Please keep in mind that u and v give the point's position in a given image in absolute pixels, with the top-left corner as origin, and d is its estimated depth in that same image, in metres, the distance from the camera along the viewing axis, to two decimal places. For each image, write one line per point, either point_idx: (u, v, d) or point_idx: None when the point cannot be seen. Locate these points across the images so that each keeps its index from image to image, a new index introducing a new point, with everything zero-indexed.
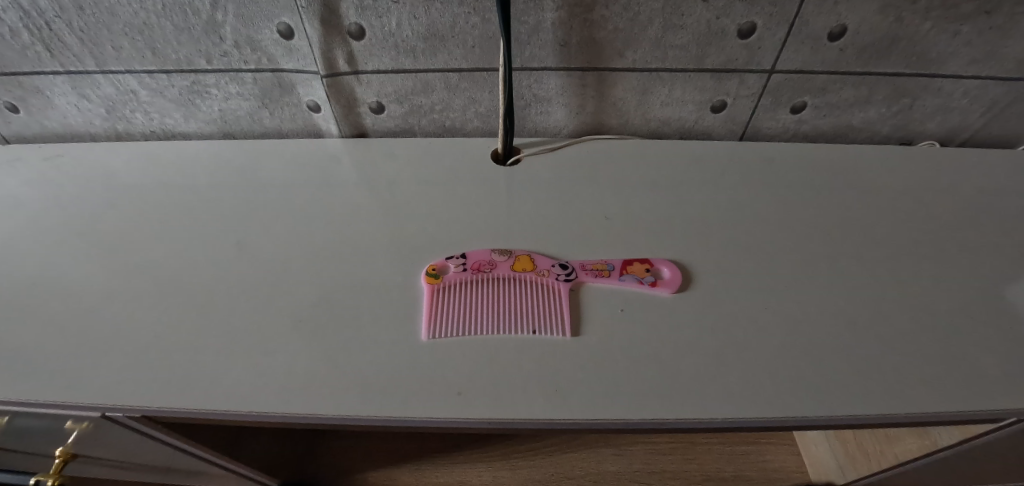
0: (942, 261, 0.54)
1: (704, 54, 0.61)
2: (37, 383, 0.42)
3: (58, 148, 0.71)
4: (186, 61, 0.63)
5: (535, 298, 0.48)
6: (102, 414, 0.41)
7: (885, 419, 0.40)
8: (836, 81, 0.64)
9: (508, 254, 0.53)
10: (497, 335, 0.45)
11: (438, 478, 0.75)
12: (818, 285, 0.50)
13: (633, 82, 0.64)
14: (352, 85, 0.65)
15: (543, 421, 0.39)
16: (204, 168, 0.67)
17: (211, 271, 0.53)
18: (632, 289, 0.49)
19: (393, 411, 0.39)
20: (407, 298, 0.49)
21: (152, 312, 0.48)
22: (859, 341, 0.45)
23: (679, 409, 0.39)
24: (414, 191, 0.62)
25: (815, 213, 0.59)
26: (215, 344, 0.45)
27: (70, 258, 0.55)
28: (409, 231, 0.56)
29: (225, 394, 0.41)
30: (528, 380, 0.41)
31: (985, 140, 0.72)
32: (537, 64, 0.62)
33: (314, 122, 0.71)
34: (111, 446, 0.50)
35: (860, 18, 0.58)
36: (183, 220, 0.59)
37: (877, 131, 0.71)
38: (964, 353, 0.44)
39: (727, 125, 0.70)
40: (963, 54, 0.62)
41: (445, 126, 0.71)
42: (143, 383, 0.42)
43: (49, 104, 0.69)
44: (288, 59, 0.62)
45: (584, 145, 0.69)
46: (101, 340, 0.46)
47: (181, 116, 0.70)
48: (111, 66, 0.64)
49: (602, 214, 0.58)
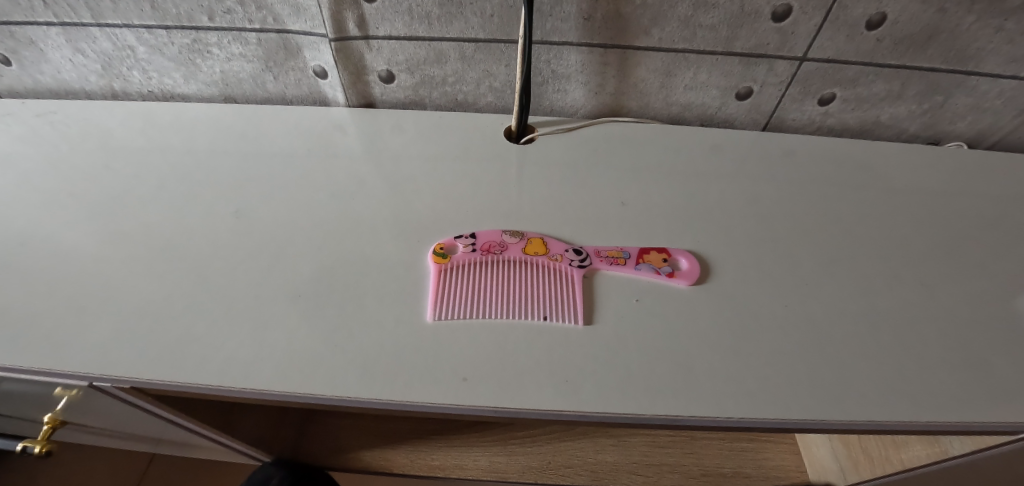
0: (968, 266, 0.52)
1: (734, 37, 0.58)
2: (21, 348, 0.40)
3: (51, 105, 0.68)
4: (187, 17, 0.60)
5: (548, 284, 0.46)
6: (90, 384, 0.40)
7: (904, 426, 0.39)
8: (869, 73, 0.62)
9: (520, 236, 0.50)
10: (505, 320, 0.43)
11: (433, 460, 0.71)
12: (838, 284, 0.49)
13: (657, 63, 0.61)
14: (361, 52, 0.62)
15: (551, 412, 0.37)
16: (205, 132, 0.64)
17: (209, 240, 0.50)
18: (648, 279, 0.48)
19: (395, 393, 0.38)
20: (414, 277, 0.47)
21: (144, 278, 0.46)
22: (879, 344, 0.43)
23: (693, 406, 0.38)
24: (422, 166, 0.59)
25: (838, 209, 0.57)
26: (210, 315, 0.43)
27: (59, 220, 0.52)
28: (417, 208, 0.54)
29: (221, 368, 0.39)
30: (538, 369, 0.39)
31: (1014, 145, 0.70)
32: (558, 38, 0.59)
33: (320, 89, 0.68)
34: (99, 415, 0.49)
35: (902, 7, 0.55)
36: (179, 185, 0.57)
37: (905, 128, 0.68)
38: (986, 362, 0.43)
39: (750, 114, 0.67)
40: (1002, 51, 0.59)
41: (457, 100, 0.68)
42: (132, 354, 0.40)
43: (43, 57, 0.66)
44: (295, 20, 0.59)
45: (602, 127, 0.66)
46: (90, 307, 0.44)
47: (181, 77, 0.67)
48: (108, 19, 0.61)
49: (617, 200, 0.56)
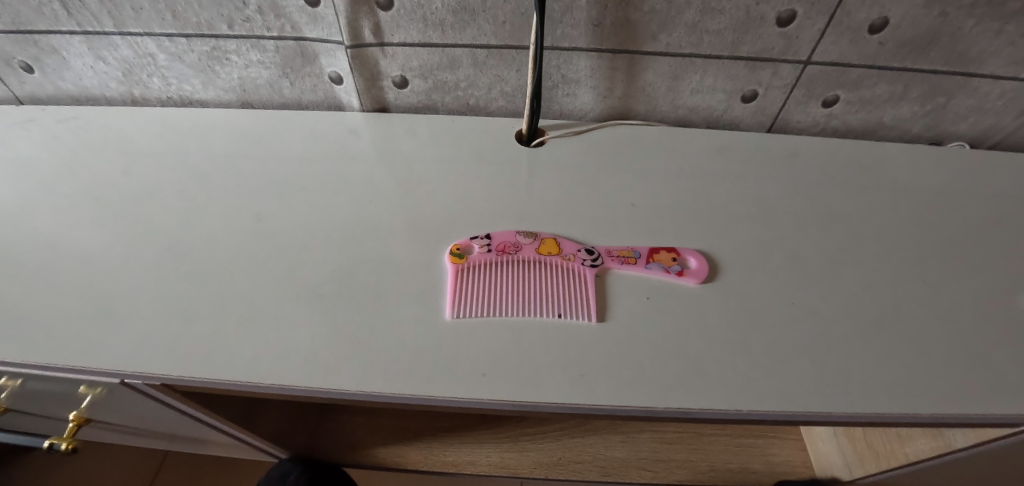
0: (971, 264, 0.53)
1: (740, 41, 0.60)
2: (55, 347, 0.42)
3: (72, 111, 0.70)
4: (207, 25, 0.61)
5: (562, 283, 0.48)
6: (122, 381, 0.41)
7: (908, 419, 0.40)
8: (872, 75, 0.63)
9: (533, 237, 0.52)
10: (521, 318, 0.44)
11: (445, 457, 0.72)
12: (843, 282, 0.50)
13: (664, 67, 0.63)
14: (376, 58, 0.64)
15: (567, 406, 0.39)
16: (223, 136, 0.66)
17: (230, 242, 0.52)
18: (658, 278, 0.49)
19: (416, 388, 0.39)
20: (431, 277, 0.48)
21: (170, 279, 0.48)
22: (884, 340, 0.45)
23: (704, 399, 0.39)
24: (436, 169, 0.61)
25: (843, 209, 0.58)
26: (235, 314, 0.45)
27: (85, 225, 0.54)
28: (432, 210, 0.55)
29: (247, 365, 0.41)
30: (554, 365, 0.41)
31: (1017, 145, 0.71)
32: (568, 44, 0.61)
33: (335, 94, 0.69)
34: (124, 412, 0.50)
35: (904, 11, 0.56)
36: (199, 189, 0.58)
37: (908, 129, 0.70)
38: (988, 357, 0.44)
39: (756, 116, 0.69)
40: (1004, 54, 0.60)
41: (469, 104, 0.69)
42: (161, 352, 0.42)
43: (65, 65, 0.68)
44: (313, 28, 0.61)
45: (610, 129, 0.67)
46: (119, 307, 0.45)
47: (200, 83, 0.69)
48: (130, 27, 0.63)
49: (627, 201, 0.57)
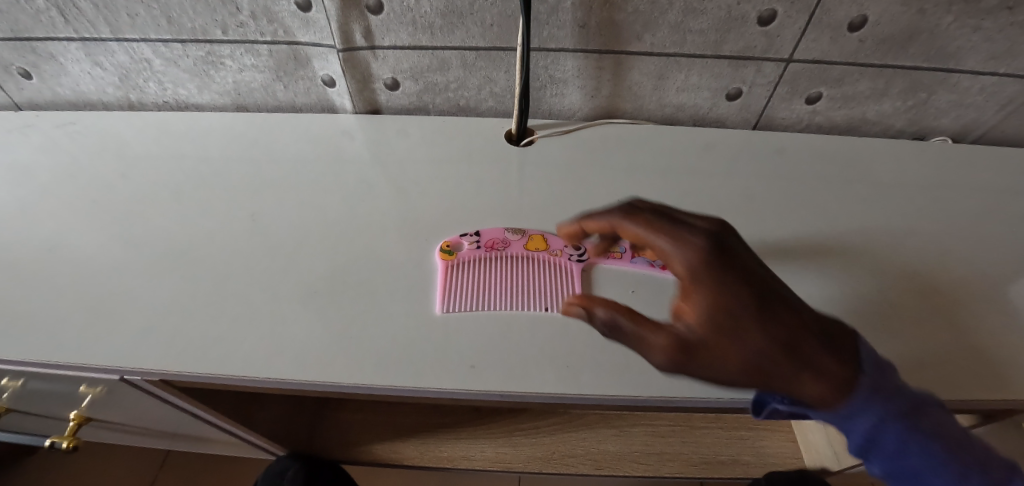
0: (950, 256, 0.54)
1: (723, 40, 0.61)
2: (56, 346, 0.43)
3: (70, 116, 0.71)
4: (201, 30, 0.63)
5: (549, 278, 0.49)
6: (121, 378, 0.43)
7: None
8: (853, 72, 0.64)
9: (522, 233, 0.53)
10: (509, 311, 0.45)
11: (441, 452, 0.73)
12: (825, 274, 0.51)
13: (650, 66, 0.64)
14: (368, 61, 0.65)
15: (554, 395, 0.40)
16: (218, 139, 0.67)
17: (226, 242, 0.53)
18: (643, 271, 0.50)
19: (407, 380, 0.40)
20: (422, 273, 0.49)
21: (167, 279, 0.49)
22: (862, 329, 0.46)
23: (686, 388, 0.40)
24: (427, 169, 0.62)
25: (826, 203, 0.60)
26: (231, 312, 0.46)
27: (83, 228, 0.55)
28: (423, 208, 0.57)
29: (243, 361, 0.42)
30: (541, 357, 0.42)
31: (998, 138, 0.72)
32: (555, 45, 0.62)
33: (328, 97, 0.71)
34: (123, 410, 0.51)
35: (882, 9, 0.57)
36: (195, 191, 0.60)
37: (891, 124, 0.71)
38: (964, 345, 0.45)
39: (741, 113, 0.70)
40: (982, 49, 0.61)
41: (460, 105, 0.71)
42: (158, 350, 0.43)
43: (63, 70, 0.69)
44: (305, 32, 0.62)
45: (598, 128, 0.69)
46: (117, 307, 0.47)
47: (195, 87, 0.70)
48: (126, 33, 0.64)
49: (614, 198, 0.58)
